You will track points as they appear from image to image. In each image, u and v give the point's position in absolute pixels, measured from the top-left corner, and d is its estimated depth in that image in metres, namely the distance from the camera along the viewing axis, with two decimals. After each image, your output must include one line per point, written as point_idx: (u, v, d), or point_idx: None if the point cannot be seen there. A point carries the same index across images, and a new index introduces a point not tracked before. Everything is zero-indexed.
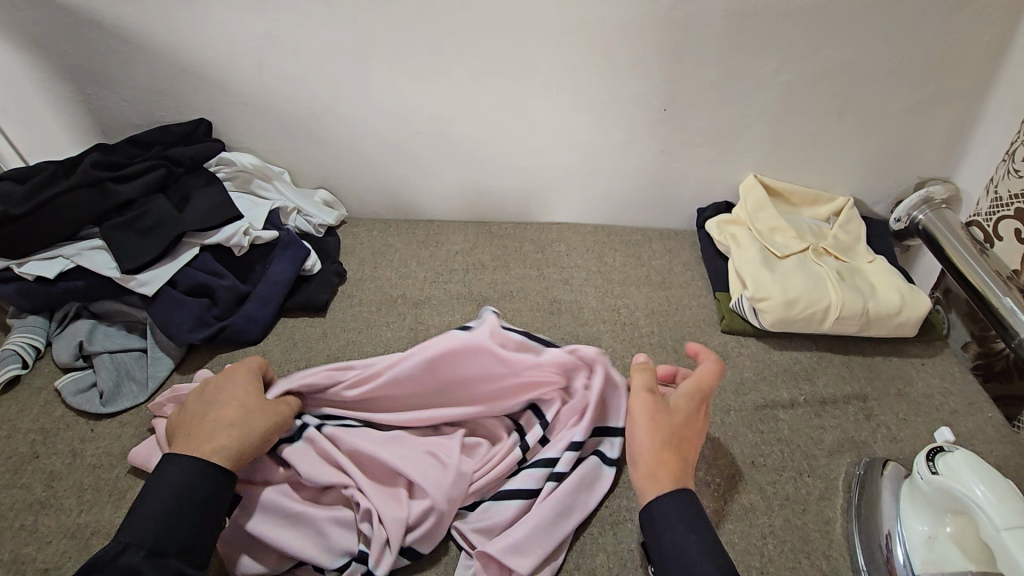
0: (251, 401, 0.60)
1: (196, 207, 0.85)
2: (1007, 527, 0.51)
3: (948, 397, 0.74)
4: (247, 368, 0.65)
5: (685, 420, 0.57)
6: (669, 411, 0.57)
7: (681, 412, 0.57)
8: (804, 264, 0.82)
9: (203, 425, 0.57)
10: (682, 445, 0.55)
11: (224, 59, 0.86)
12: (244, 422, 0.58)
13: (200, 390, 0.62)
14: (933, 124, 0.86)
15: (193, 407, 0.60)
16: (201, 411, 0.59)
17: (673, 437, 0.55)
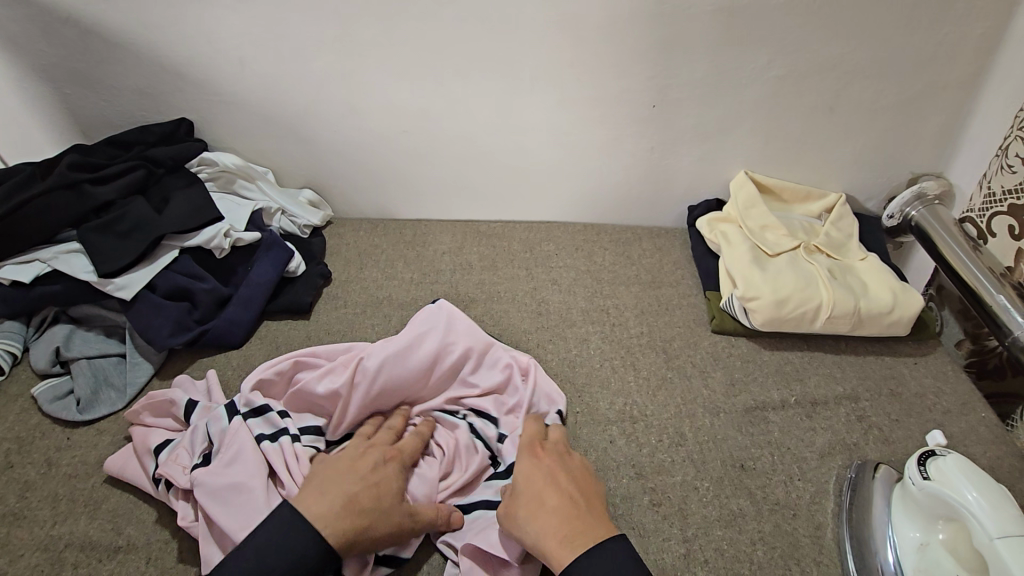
0: (383, 494, 0.56)
1: (176, 208, 0.83)
2: (1000, 535, 0.50)
3: (941, 397, 0.73)
4: (403, 457, 0.61)
5: (546, 479, 0.56)
6: (525, 485, 0.56)
7: (536, 473, 0.57)
8: (795, 263, 0.80)
9: (334, 496, 0.54)
10: (559, 503, 0.54)
11: (202, 57, 0.84)
12: (377, 518, 0.54)
13: (354, 457, 0.59)
14: (926, 119, 0.85)
15: (336, 467, 0.57)
16: (344, 480, 0.55)
17: (542, 500, 0.54)
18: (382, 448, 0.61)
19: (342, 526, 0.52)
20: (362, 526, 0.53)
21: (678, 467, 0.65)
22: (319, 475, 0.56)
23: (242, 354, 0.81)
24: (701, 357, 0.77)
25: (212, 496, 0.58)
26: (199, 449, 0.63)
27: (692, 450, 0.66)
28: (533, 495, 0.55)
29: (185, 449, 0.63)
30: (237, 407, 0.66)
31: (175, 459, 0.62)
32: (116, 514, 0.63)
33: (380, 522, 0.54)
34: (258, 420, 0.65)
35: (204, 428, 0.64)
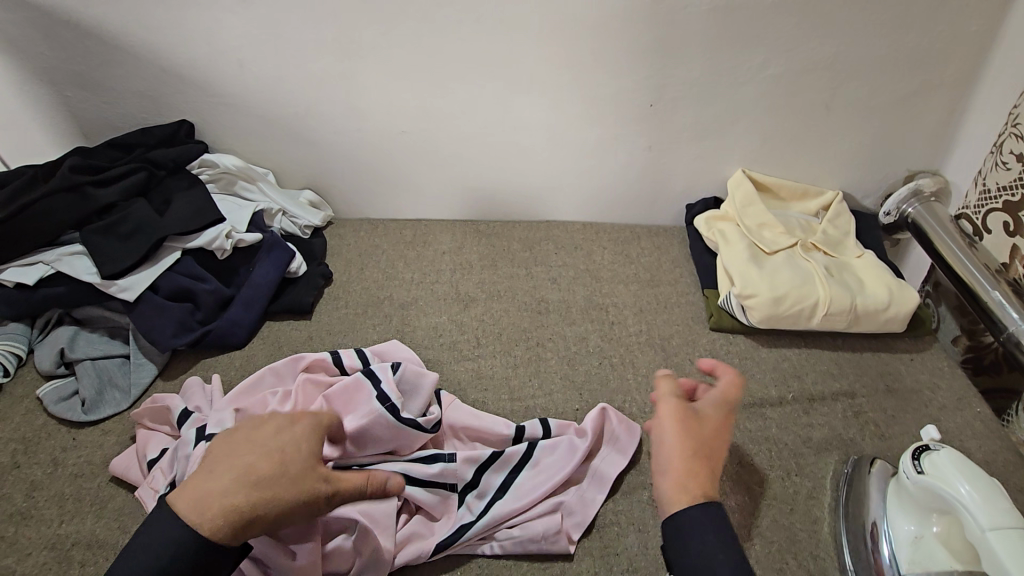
0: (289, 460, 0.52)
1: (177, 210, 0.83)
2: (992, 527, 0.50)
3: (937, 393, 0.73)
4: (314, 424, 0.57)
5: (719, 437, 0.54)
6: (704, 424, 0.54)
7: (722, 429, 0.55)
8: (792, 260, 0.81)
9: (222, 477, 0.50)
10: (718, 461, 0.52)
11: (203, 59, 0.85)
12: (274, 488, 0.50)
13: (253, 429, 0.55)
14: (921, 117, 0.86)
15: (231, 443, 0.54)
16: (236, 456, 0.52)
17: (709, 453, 0.52)
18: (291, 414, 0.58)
19: (224, 507, 0.48)
20: (250, 500, 0.49)
21: None
22: (216, 449, 0.54)
23: (244, 354, 0.81)
24: (699, 355, 0.78)
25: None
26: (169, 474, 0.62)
27: None
28: (706, 443, 0.53)
29: (159, 473, 0.63)
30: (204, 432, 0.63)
31: (151, 482, 0.63)
32: (122, 514, 0.64)
33: (278, 492, 0.50)
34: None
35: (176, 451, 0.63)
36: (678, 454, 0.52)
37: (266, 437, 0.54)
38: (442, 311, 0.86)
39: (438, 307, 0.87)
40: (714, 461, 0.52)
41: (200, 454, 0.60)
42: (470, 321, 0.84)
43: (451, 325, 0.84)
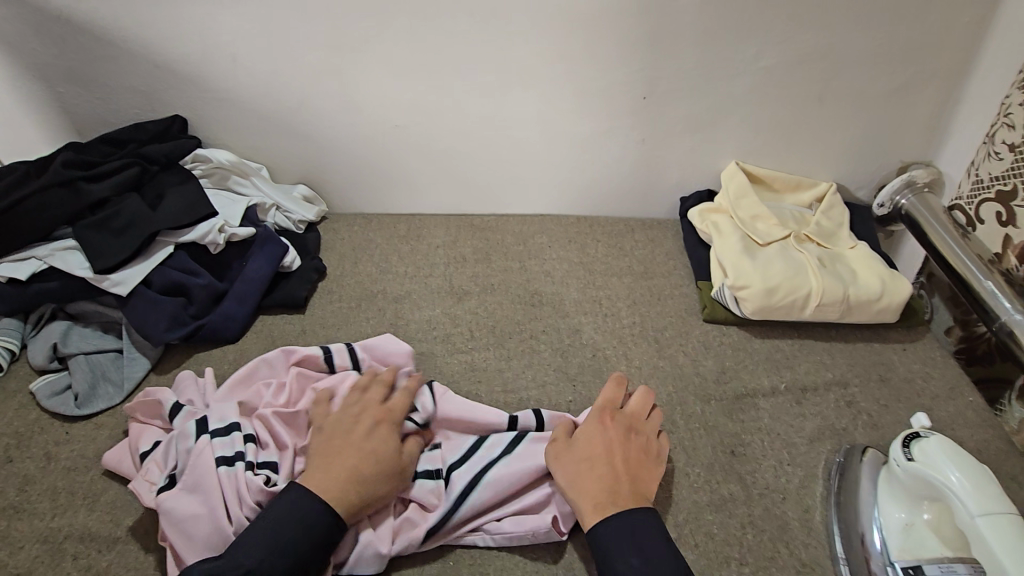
0: (383, 457, 0.59)
1: (170, 204, 0.83)
2: (982, 514, 0.51)
3: (929, 382, 0.73)
4: (396, 419, 0.63)
5: (608, 448, 0.60)
6: (581, 442, 0.61)
7: (603, 438, 0.60)
8: (785, 252, 0.81)
9: (338, 475, 0.57)
10: (617, 471, 0.58)
11: (195, 54, 0.85)
12: (381, 481, 0.58)
13: (350, 428, 0.61)
14: (914, 108, 0.86)
15: (334, 443, 0.60)
16: (346, 456, 0.59)
17: (597, 463, 0.58)
18: (375, 412, 0.63)
19: (348, 500, 0.56)
20: (364, 494, 0.57)
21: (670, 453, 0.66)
22: (314, 451, 0.60)
23: (238, 349, 0.81)
24: (692, 346, 0.78)
25: (170, 523, 0.58)
26: (168, 467, 0.63)
27: (682, 436, 0.67)
28: (590, 458, 0.58)
29: (156, 466, 0.63)
30: (207, 425, 0.63)
31: (145, 474, 0.63)
32: (115, 506, 0.64)
33: (384, 484, 0.58)
34: (224, 439, 0.62)
35: (174, 444, 0.64)
36: (575, 483, 0.57)
37: (364, 435, 0.61)
38: (435, 305, 0.86)
39: (431, 300, 0.87)
40: (606, 470, 0.57)
41: (209, 447, 0.61)
42: (464, 315, 0.84)
43: (444, 318, 0.84)
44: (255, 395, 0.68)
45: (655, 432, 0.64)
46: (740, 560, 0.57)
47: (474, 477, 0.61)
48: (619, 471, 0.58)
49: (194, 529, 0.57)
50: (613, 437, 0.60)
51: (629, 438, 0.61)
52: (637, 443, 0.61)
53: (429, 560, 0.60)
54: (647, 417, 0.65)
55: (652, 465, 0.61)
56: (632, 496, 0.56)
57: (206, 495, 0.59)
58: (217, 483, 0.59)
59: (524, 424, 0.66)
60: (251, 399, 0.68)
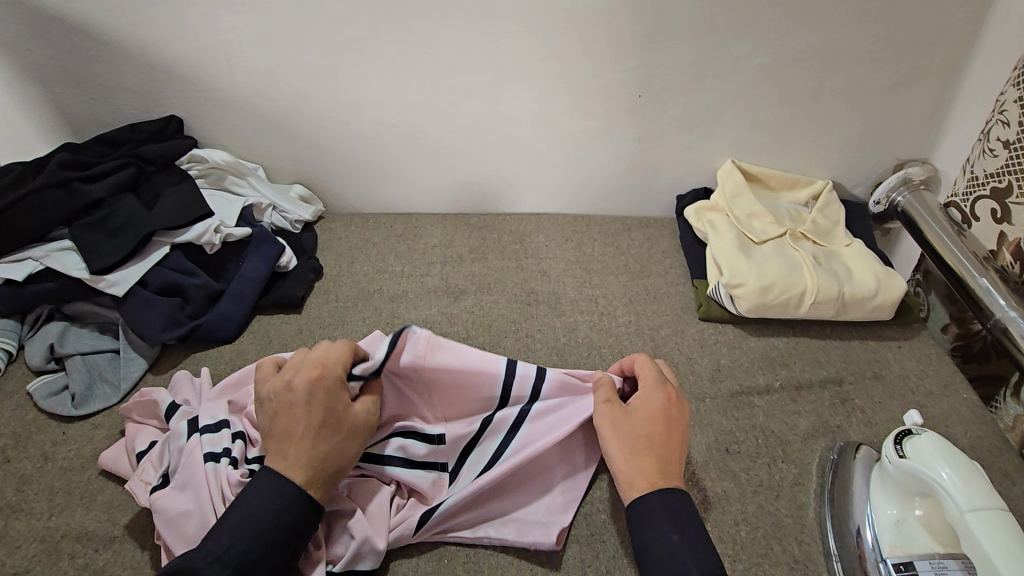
0: (338, 429, 0.57)
1: (166, 205, 0.83)
2: (971, 509, 0.51)
3: (924, 379, 0.74)
4: (333, 379, 0.58)
5: (656, 419, 0.58)
6: (633, 414, 0.59)
7: (662, 417, 0.58)
8: (781, 250, 0.81)
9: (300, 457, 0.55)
10: (660, 446, 0.56)
11: (191, 55, 0.85)
12: (340, 453, 0.56)
13: (297, 404, 0.56)
14: (909, 105, 0.86)
15: (286, 420, 0.56)
16: (298, 436, 0.55)
17: (655, 438, 0.56)
18: (324, 381, 0.58)
19: (314, 481, 0.55)
20: (327, 470, 0.55)
21: None
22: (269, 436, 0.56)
23: (235, 348, 0.82)
24: (688, 345, 0.78)
25: (162, 522, 0.58)
26: (162, 466, 0.63)
27: None
28: (647, 433, 0.57)
29: (151, 465, 0.64)
30: (199, 423, 0.64)
31: (141, 474, 0.63)
32: (112, 506, 0.65)
33: (343, 455, 0.57)
34: (213, 436, 0.62)
35: (167, 443, 0.64)
36: (623, 456, 0.56)
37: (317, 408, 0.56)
38: (432, 304, 0.86)
39: (428, 299, 0.87)
40: (657, 446, 0.56)
41: (196, 447, 0.61)
42: (460, 314, 0.84)
43: (441, 317, 0.84)
44: (244, 392, 0.67)
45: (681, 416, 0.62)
46: (734, 557, 0.58)
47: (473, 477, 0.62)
48: (669, 452, 0.56)
49: (186, 528, 0.57)
50: (671, 417, 0.58)
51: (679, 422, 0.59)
52: (683, 429, 0.59)
53: (424, 557, 0.60)
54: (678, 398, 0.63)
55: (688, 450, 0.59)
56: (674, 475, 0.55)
57: (195, 493, 0.59)
58: (204, 482, 0.59)
59: (518, 392, 0.64)
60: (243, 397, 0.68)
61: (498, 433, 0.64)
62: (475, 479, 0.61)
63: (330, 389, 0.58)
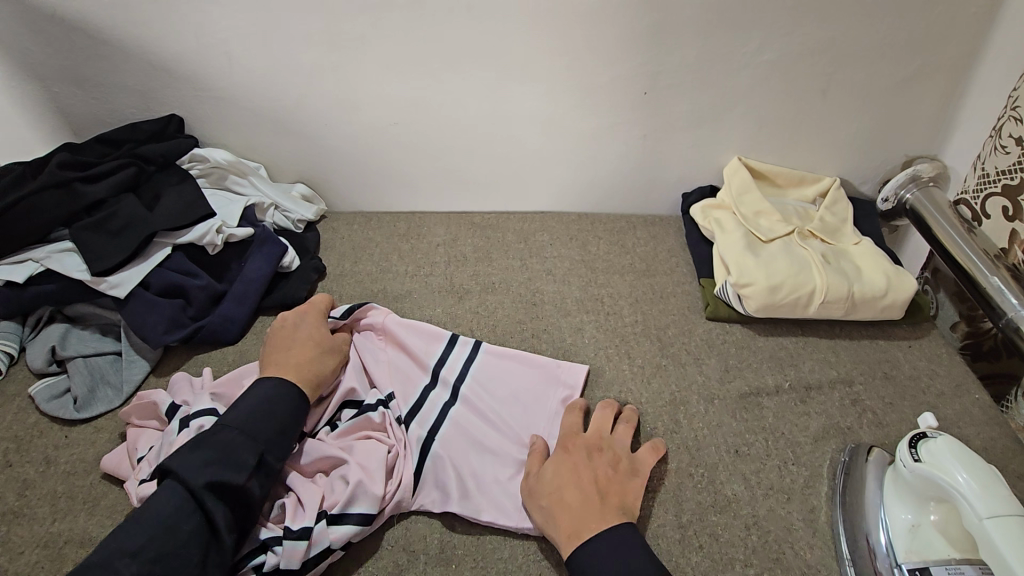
0: (318, 338, 0.70)
1: (167, 205, 0.82)
2: (991, 516, 0.50)
3: (935, 379, 0.73)
4: (318, 310, 0.75)
5: (573, 473, 0.59)
6: (552, 473, 0.60)
7: (563, 465, 0.60)
8: (789, 248, 0.80)
9: (289, 358, 0.67)
10: (580, 494, 0.57)
11: (191, 53, 0.84)
12: (321, 359, 0.68)
13: (291, 331, 0.71)
14: (919, 101, 0.84)
15: (280, 340, 0.70)
16: (290, 348, 0.68)
17: (562, 484, 0.58)
18: (310, 315, 0.74)
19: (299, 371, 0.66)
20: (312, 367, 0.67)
21: (673, 454, 0.65)
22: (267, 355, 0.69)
23: (238, 350, 0.81)
24: (695, 345, 0.77)
25: None
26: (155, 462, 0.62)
27: (686, 436, 0.67)
28: (554, 483, 0.58)
29: (147, 463, 0.63)
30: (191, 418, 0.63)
31: (137, 472, 0.63)
32: (115, 510, 0.64)
33: (323, 362, 0.68)
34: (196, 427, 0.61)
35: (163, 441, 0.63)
36: (548, 516, 0.57)
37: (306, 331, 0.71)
38: (436, 304, 0.85)
39: (432, 299, 0.86)
40: (574, 493, 0.57)
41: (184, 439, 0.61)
42: (465, 313, 0.84)
43: (445, 317, 0.84)
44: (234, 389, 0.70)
45: (625, 445, 0.64)
46: (744, 561, 0.57)
47: (429, 433, 0.67)
48: (583, 494, 0.57)
49: None
50: (572, 460, 0.61)
51: (592, 461, 0.61)
52: (601, 462, 0.61)
53: (432, 561, 0.59)
54: (612, 431, 0.66)
55: (622, 478, 0.60)
56: (596, 516, 0.55)
57: None
58: None
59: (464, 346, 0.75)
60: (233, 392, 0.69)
61: (448, 382, 0.71)
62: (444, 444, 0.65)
63: (314, 315, 0.74)
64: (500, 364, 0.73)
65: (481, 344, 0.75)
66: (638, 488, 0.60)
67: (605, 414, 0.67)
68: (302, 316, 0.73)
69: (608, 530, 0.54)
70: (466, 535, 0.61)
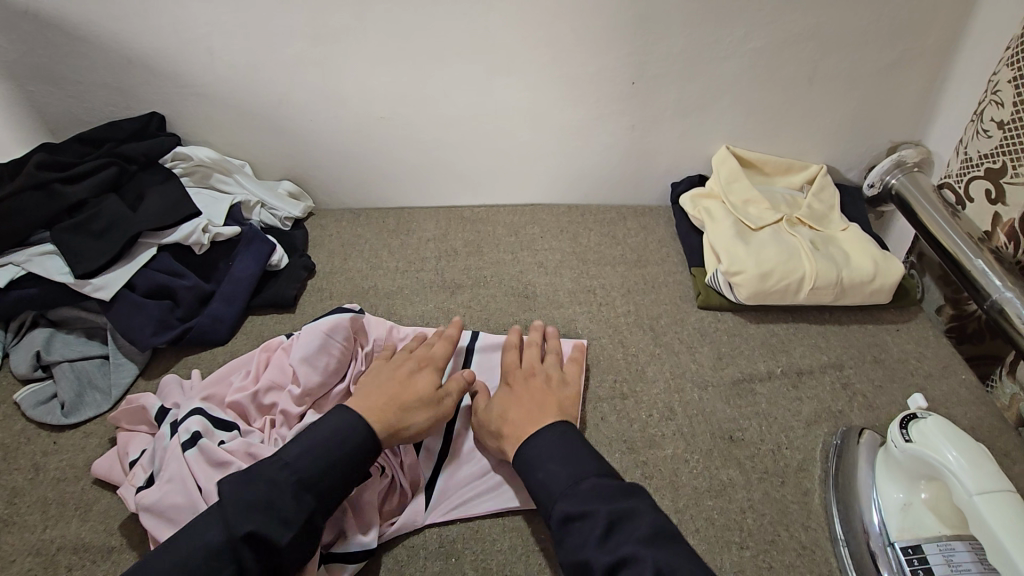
0: (427, 395, 0.63)
1: (151, 204, 0.81)
2: (979, 492, 0.50)
3: (922, 361, 0.74)
4: (435, 363, 0.68)
5: (517, 396, 0.64)
6: (496, 401, 0.64)
7: (507, 395, 0.64)
8: (778, 236, 0.81)
9: (378, 396, 0.62)
10: (526, 411, 0.61)
11: (169, 49, 0.82)
12: (415, 414, 0.62)
13: (389, 369, 0.66)
14: (903, 86, 0.85)
15: (375, 374, 0.66)
16: (387, 382, 0.64)
17: (507, 405, 0.63)
18: (414, 359, 0.67)
19: (382, 418, 0.60)
20: (402, 414, 0.61)
21: (668, 441, 0.66)
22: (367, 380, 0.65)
23: (228, 350, 0.80)
24: (688, 333, 0.78)
25: (158, 522, 0.57)
26: (151, 468, 0.62)
27: (681, 424, 0.67)
28: (502, 409, 0.63)
29: (141, 469, 0.62)
30: (177, 423, 0.63)
31: (130, 480, 0.61)
32: (108, 516, 0.63)
33: (418, 414, 0.62)
34: (183, 427, 0.61)
35: (155, 446, 0.62)
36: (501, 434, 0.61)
37: (404, 375, 0.65)
38: (428, 300, 0.85)
39: (424, 295, 0.86)
40: (520, 408, 0.62)
41: (178, 441, 0.60)
42: (458, 308, 0.83)
43: (438, 312, 0.83)
44: (220, 387, 0.69)
45: (556, 367, 0.69)
46: (740, 544, 0.58)
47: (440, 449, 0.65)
48: (529, 408, 0.62)
49: (176, 519, 0.57)
50: (514, 387, 0.65)
51: (529, 385, 0.65)
52: (536, 383, 0.65)
53: (431, 555, 0.59)
54: (542, 361, 0.70)
55: (557, 390, 0.65)
56: (540, 419, 0.60)
57: (181, 484, 0.58)
58: (189, 469, 0.58)
59: (459, 340, 0.76)
60: (219, 389, 0.69)
61: (454, 372, 0.72)
62: (450, 458, 0.65)
63: (431, 365, 0.67)
64: (501, 351, 0.75)
65: (478, 332, 0.77)
66: (569, 398, 0.65)
67: (530, 350, 0.70)
68: (419, 365, 0.67)
69: (547, 428, 0.58)
70: (464, 527, 0.61)
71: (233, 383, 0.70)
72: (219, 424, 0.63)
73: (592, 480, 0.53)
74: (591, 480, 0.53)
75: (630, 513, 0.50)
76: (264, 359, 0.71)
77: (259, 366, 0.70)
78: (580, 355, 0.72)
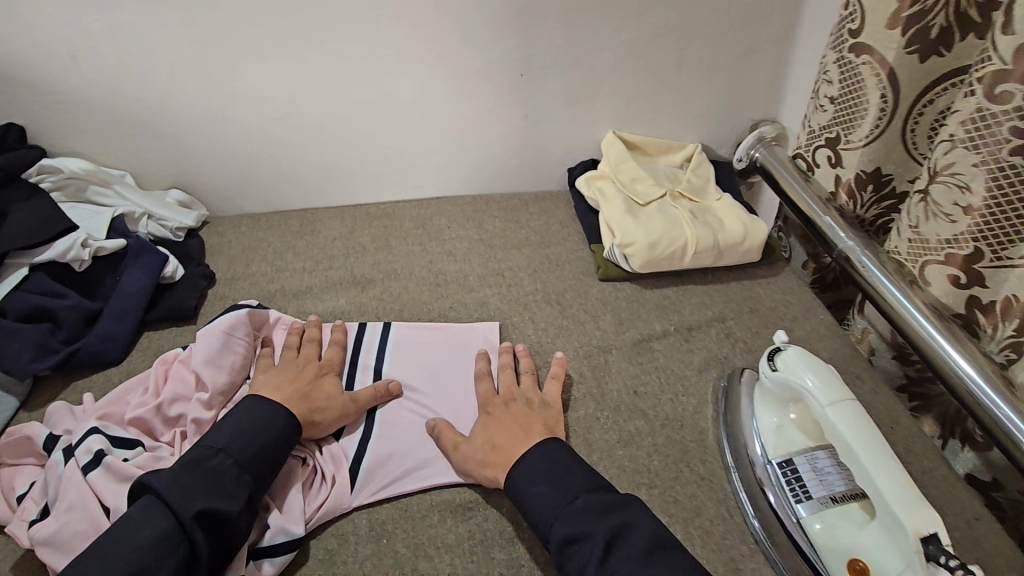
0: (337, 395, 0.67)
1: (17, 221, 0.75)
2: (830, 403, 0.58)
3: (789, 307, 0.85)
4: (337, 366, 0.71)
5: (500, 424, 0.63)
6: (481, 431, 0.63)
7: (489, 423, 0.64)
8: (662, 209, 0.89)
9: (290, 392, 0.64)
10: (513, 438, 0.61)
11: (24, 53, 0.76)
12: (328, 411, 0.65)
13: (297, 369, 0.68)
14: (755, 71, 0.97)
15: (280, 373, 0.67)
16: (296, 380, 0.66)
17: (491, 434, 0.62)
18: (317, 363, 0.69)
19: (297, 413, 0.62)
20: (311, 408, 0.64)
21: (579, 402, 0.71)
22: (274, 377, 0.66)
23: (124, 370, 0.75)
24: (592, 304, 0.83)
25: (55, 552, 0.53)
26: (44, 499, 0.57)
27: (590, 385, 0.73)
28: (485, 437, 0.62)
29: (32, 501, 0.57)
30: (73, 448, 0.59)
31: (20, 514, 0.56)
32: None
33: (330, 412, 0.65)
34: (81, 447, 0.58)
35: (47, 475, 0.58)
36: (489, 463, 0.60)
37: (310, 376, 0.67)
38: (339, 297, 0.84)
39: (334, 293, 0.85)
40: (506, 437, 0.61)
41: (75, 465, 0.57)
42: (370, 302, 0.84)
43: (350, 307, 0.83)
44: (117, 405, 0.65)
45: (533, 388, 0.68)
46: (648, 484, 0.64)
47: (362, 437, 0.66)
48: (512, 432, 0.62)
49: (76, 544, 0.53)
50: (495, 416, 0.64)
51: (511, 411, 0.65)
52: (518, 408, 0.65)
53: (361, 539, 0.60)
54: (518, 384, 0.69)
55: (539, 411, 0.65)
56: (526, 441, 0.60)
57: (81, 508, 0.54)
58: (90, 490, 0.55)
59: (373, 331, 0.78)
60: (115, 408, 0.65)
61: (369, 363, 0.73)
62: (374, 443, 0.66)
63: (334, 369, 0.70)
64: (416, 335, 0.78)
65: (390, 325, 0.79)
66: (555, 416, 0.66)
67: (507, 373, 0.70)
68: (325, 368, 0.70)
69: (534, 448, 0.59)
70: (392, 509, 0.62)
71: (131, 400, 0.66)
72: (119, 442, 0.60)
73: (584, 497, 0.53)
74: (584, 498, 0.53)
75: (565, 490, 0.55)
76: (163, 372, 0.68)
77: (158, 380, 0.67)
78: (557, 368, 0.71)
